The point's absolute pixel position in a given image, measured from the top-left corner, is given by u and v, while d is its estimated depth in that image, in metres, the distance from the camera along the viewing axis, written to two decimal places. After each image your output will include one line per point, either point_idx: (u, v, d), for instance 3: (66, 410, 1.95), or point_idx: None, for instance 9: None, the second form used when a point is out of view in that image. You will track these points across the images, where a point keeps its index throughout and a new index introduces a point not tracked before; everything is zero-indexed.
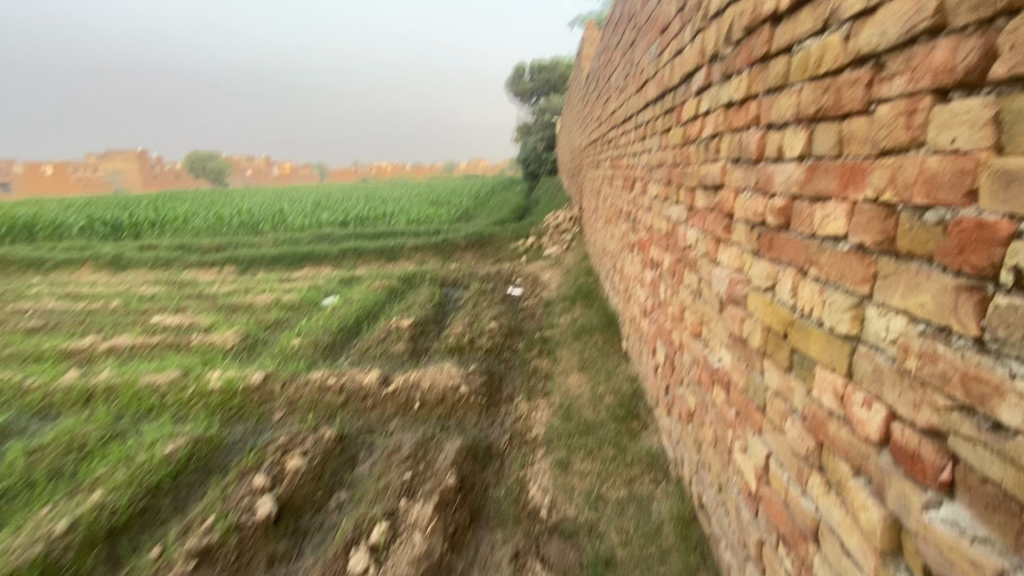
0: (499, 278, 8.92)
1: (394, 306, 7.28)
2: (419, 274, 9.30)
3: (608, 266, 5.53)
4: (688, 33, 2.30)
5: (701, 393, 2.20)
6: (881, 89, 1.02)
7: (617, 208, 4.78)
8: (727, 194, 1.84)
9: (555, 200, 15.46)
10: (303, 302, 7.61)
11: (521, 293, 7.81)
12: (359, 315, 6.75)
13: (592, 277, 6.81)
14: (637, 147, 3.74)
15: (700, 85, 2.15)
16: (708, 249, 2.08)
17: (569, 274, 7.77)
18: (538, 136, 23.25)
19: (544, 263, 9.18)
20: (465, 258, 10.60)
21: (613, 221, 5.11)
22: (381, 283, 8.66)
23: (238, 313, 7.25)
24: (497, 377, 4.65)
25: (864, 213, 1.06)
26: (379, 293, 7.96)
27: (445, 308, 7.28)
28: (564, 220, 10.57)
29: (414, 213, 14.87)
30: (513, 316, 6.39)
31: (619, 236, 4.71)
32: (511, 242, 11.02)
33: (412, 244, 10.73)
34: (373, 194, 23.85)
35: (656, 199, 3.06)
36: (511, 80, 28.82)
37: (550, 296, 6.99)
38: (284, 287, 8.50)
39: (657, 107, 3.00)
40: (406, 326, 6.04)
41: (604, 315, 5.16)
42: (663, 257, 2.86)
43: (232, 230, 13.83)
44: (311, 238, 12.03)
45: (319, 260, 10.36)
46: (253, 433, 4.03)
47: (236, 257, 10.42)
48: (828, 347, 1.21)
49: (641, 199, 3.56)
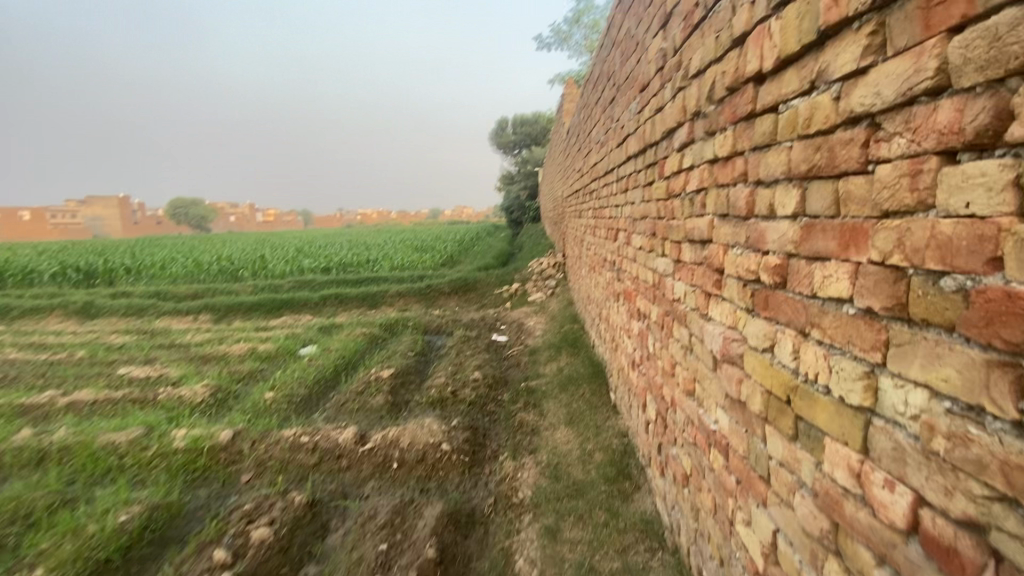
0: (484, 324, 8.79)
1: (375, 355, 7.06)
2: (401, 322, 9.12)
3: (594, 314, 5.47)
4: (668, 91, 2.32)
5: (697, 456, 2.08)
6: (879, 149, 0.98)
7: (601, 257, 4.76)
8: (716, 249, 1.79)
9: (538, 246, 15.58)
10: (280, 351, 7.34)
11: (505, 340, 7.67)
12: (338, 366, 6.52)
13: (577, 324, 6.73)
14: (619, 199, 3.76)
15: (682, 140, 2.15)
16: (698, 304, 2.01)
17: (554, 321, 7.68)
18: (521, 185, 23.74)
19: (528, 309, 9.09)
20: (449, 305, 10.47)
21: (597, 270, 5.08)
22: (362, 331, 8.45)
23: (211, 364, 6.95)
24: (480, 432, 4.45)
25: (871, 276, 1.00)
26: (360, 342, 7.75)
27: (427, 357, 7.09)
28: (548, 266, 10.58)
29: (398, 259, 14.82)
30: (497, 366, 6.23)
31: (604, 285, 4.67)
32: (495, 288, 10.96)
33: (395, 291, 10.59)
34: (357, 239, 23.83)
35: (641, 250, 3.03)
36: (495, 131, 29.71)
37: (534, 344, 6.87)
38: (261, 336, 8.23)
39: (639, 161, 3.02)
40: (386, 377, 5.82)
41: (590, 365, 5.04)
42: (651, 309, 2.80)
43: (211, 277, 13.55)
44: (292, 285, 11.83)
45: (299, 308, 10.13)
46: (217, 498, 3.75)
47: (212, 305, 10.14)
48: (838, 418, 1.11)
49: (625, 250, 3.53)
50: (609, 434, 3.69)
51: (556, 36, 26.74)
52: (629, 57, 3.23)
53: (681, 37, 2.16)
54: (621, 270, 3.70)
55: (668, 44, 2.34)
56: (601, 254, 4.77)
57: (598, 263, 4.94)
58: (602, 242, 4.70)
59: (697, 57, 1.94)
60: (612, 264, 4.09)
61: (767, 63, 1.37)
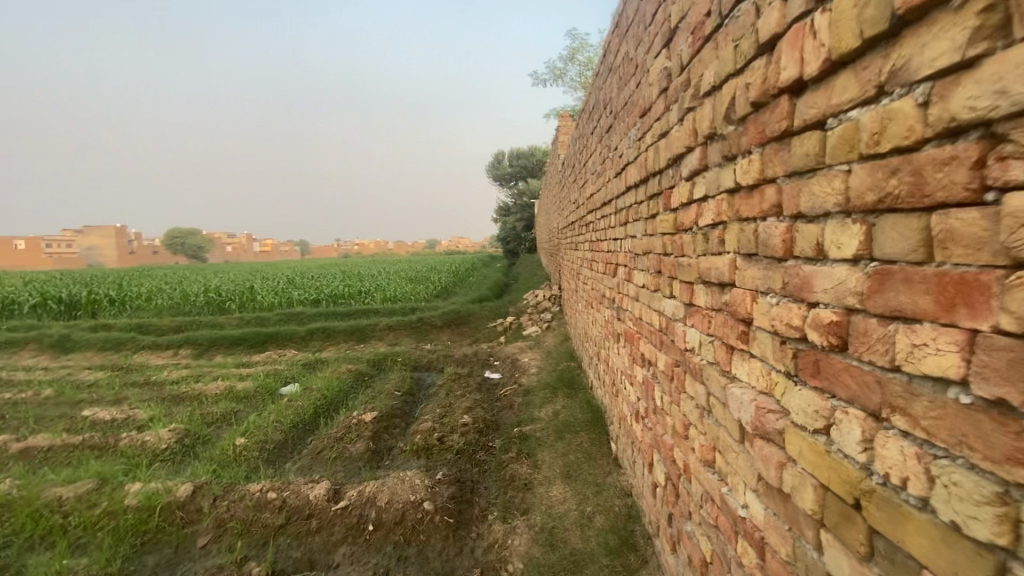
0: (476, 360, 8.40)
1: (360, 395, 6.64)
2: (390, 358, 8.71)
3: (591, 353, 5.12)
4: (674, 113, 2.06)
5: (720, 542, 1.72)
6: (1006, 170, 0.68)
7: (599, 294, 4.45)
8: (741, 295, 1.49)
9: (534, 278, 15.31)
10: (259, 390, 6.92)
11: (498, 378, 7.27)
12: (318, 407, 6.09)
13: (574, 362, 6.36)
14: (618, 232, 3.48)
15: (693, 167, 1.87)
16: (718, 359, 1.69)
17: (549, 357, 7.30)
18: (517, 217, 23.68)
19: (523, 344, 8.72)
20: (441, 339, 10.09)
21: (594, 307, 4.76)
22: (348, 368, 8.05)
23: (183, 405, 6.51)
24: (468, 486, 4.05)
25: (1001, 354, 0.69)
26: (345, 380, 7.33)
27: (415, 397, 6.67)
28: (543, 299, 10.25)
29: (391, 290, 14.48)
30: (488, 408, 5.83)
31: (602, 323, 4.35)
32: (489, 321, 10.60)
33: (385, 325, 10.21)
34: (351, 269, 23.54)
35: (643, 289, 2.72)
36: (491, 164, 29.91)
37: (528, 383, 6.48)
38: (241, 373, 7.80)
39: (641, 192, 2.75)
40: (369, 421, 5.41)
41: (588, 409, 4.67)
42: (657, 356, 2.47)
43: (197, 309, 13.13)
44: (279, 317, 11.43)
45: (285, 342, 9.73)
46: (168, 567, 3.34)
47: (193, 339, 9.72)
48: (947, 550, 0.79)
49: (626, 288, 3.22)
50: (609, 494, 3.31)
51: (551, 71, 27.19)
52: (628, 81, 3.00)
53: (688, 53, 1.90)
54: (621, 310, 3.38)
55: (673, 62, 2.09)
56: (598, 291, 4.46)
57: (596, 300, 4.64)
58: (599, 277, 4.39)
59: (710, 72, 1.67)
60: (611, 303, 3.78)
61: (809, 68, 1.10)
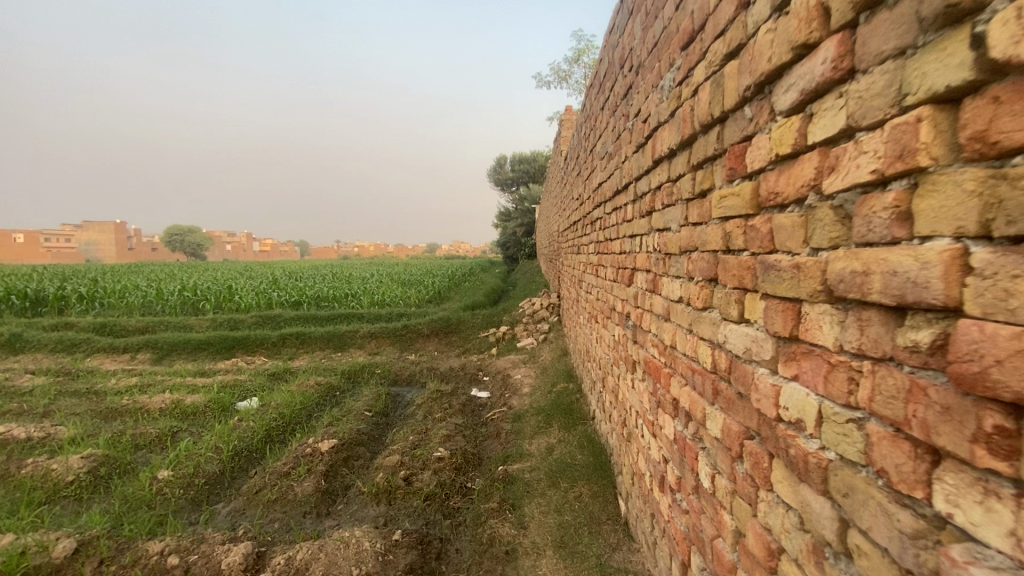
0: (464, 376, 7.47)
1: (323, 416, 5.71)
2: (366, 370, 7.77)
3: (595, 377, 4.21)
4: (762, 2, 1.18)
5: None
6: None
7: (606, 306, 3.57)
8: (997, 340, 0.61)
9: (532, 284, 14.40)
10: (209, 406, 5.97)
11: (486, 399, 6.34)
12: (271, 430, 5.17)
13: (573, 384, 5.46)
14: (636, 225, 2.60)
15: (810, 84, 1.00)
16: (883, 466, 0.81)
17: (545, 376, 6.37)
18: (517, 223, 22.79)
19: (516, 359, 7.78)
20: (427, 349, 9.16)
21: (600, 320, 3.87)
22: (318, 380, 7.13)
23: (118, 421, 5.60)
24: (433, 550, 3.15)
25: None
26: (310, 395, 6.40)
27: (388, 420, 5.73)
28: (540, 308, 9.32)
29: (379, 293, 13.59)
30: (471, 437, 4.90)
31: (609, 344, 3.47)
32: (481, 330, 9.67)
33: (366, 332, 9.30)
34: (343, 271, 22.61)
35: (680, 306, 1.84)
36: (492, 167, 29.13)
37: (519, 406, 5.56)
38: (195, 383, 6.88)
39: (679, 162, 1.88)
40: (325, 452, 4.48)
41: (589, 449, 3.76)
42: (704, 412, 1.59)
43: (169, 308, 12.21)
44: (254, 320, 10.50)
45: (254, 348, 8.79)
46: None
47: (154, 342, 8.79)
48: None
49: (646, 303, 2.34)
50: None
51: (555, 73, 26.32)
52: (659, 10, 2.14)
53: None
54: (639, 331, 2.49)
55: None
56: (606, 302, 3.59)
57: (602, 313, 3.74)
58: (608, 285, 3.51)
59: None
60: (624, 318, 2.89)
61: None
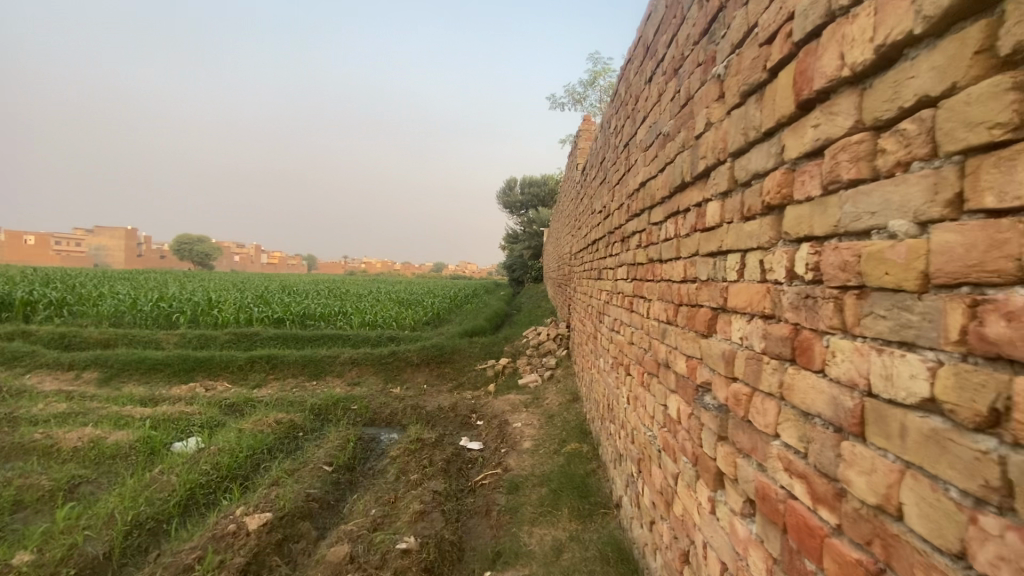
0: (454, 419, 6.26)
1: (271, 470, 4.51)
2: (340, 406, 6.59)
3: (622, 448, 3.08)
4: None
5: None
6: None
7: (648, 355, 2.45)
8: None
9: (539, 311, 13.21)
10: (133, 447, 4.79)
11: (477, 453, 5.13)
12: (195, 489, 3.98)
13: (586, 446, 4.30)
14: (728, 234, 1.51)
15: None
16: None
17: (552, 427, 5.18)
18: (525, 246, 21.77)
19: (517, 400, 6.58)
20: (415, 382, 7.95)
21: (635, 373, 2.75)
22: (281, 416, 5.97)
23: (14, 465, 4.43)
24: None
25: None
26: (264, 436, 5.23)
27: (352, 479, 4.54)
28: (547, 339, 8.12)
29: (372, 312, 12.47)
30: (450, 513, 3.72)
31: (653, 415, 2.34)
32: (479, 361, 8.46)
33: (347, 356, 8.12)
34: (342, 288, 21.40)
35: (930, 422, 0.73)
36: (502, 189, 28.37)
37: (518, 469, 4.38)
38: (132, 413, 5.71)
39: (916, 70, 0.79)
40: (252, 532, 3.29)
41: (616, 567, 2.60)
42: None
43: (141, 318, 11.10)
44: (227, 337, 9.36)
45: (216, 372, 7.62)
46: None
47: (104, 359, 7.66)
48: None
49: (764, 377, 1.23)
50: None
51: (570, 95, 25.55)
52: None
53: None
54: (737, 425, 1.37)
55: None
56: (647, 350, 2.48)
57: (640, 366, 2.64)
58: (653, 328, 2.39)
59: None
60: (692, 388, 1.77)
61: None
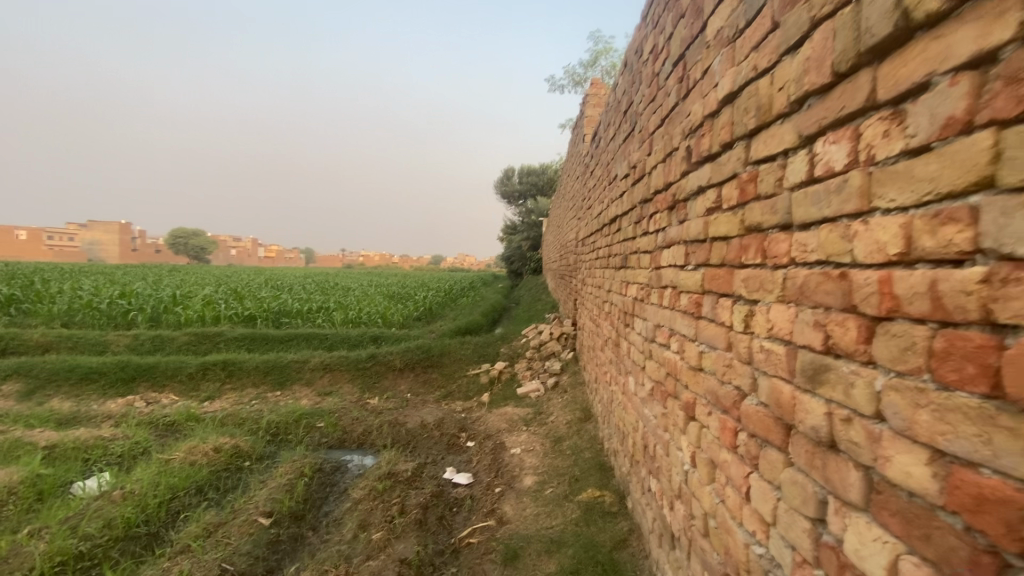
0: (438, 441, 5.13)
1: (189, 524, 3.38)
2: (302, 425, 5.45)
3: (678, 531, 1.97)
4: None
5: None
6: None
7: (756, 403, 1.34)
8: None
9: (540, 305, 12.02)
10: (14, 491, 3.65)
11: (464, 491, 4.01)
12: (67, 565, 2.90)
13: (610, 495, 3.17)
14: None
15: None
16: None
17: (559, 457, 4.06)
18: (524, 237, 20.56)
19: (515, 415, 5.45)
20: (397, 391, 6.82)
21: (712, 423, 1.64)
22: (224, 439, 4.83)
23: None
24: None
25: None
26: (193, 472, 4.11)
27: (297, 535, 3.42)
28: (550, 339, 6.97)
29: (356, 307, 11.30)
30: None
31: (769, 524, 1.24)
32: (472, 366, 7.30)
33: (318, 361, 6.96)
34: (329, 281, 20.06)
35: None
36: (499, 179, 27.12)
37: (516, 523, 3.26)
38: (36, 441, 4.57)
39: None
40: None
41: None
42: None
43: (95, 318, 9.91)
44: (185, 338, 8.20)
45: (162, 382, 6.46)
46: None
47: (28, 367, 6.47)
48: None
49: None
50: None
51: (570, 76, 24.31)
52: None
53: None
54: None
55: None
56: (753, 397, 1.36)
57: (725, 418, 1.52)
58: (769, 357, 1.27)
59: None
60: (985, 551, 0.67)
61: None
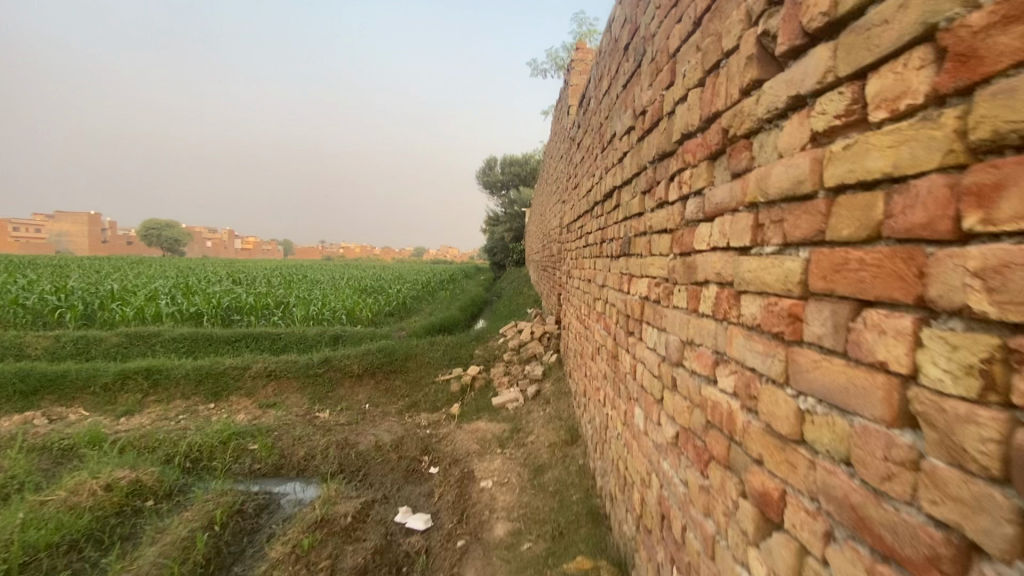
0: (394, 467, 4.25)
1: None
2: (231, 448, 4.51)
3: None
4: None
5: None
6: None
7: None
8: None
9: (522, 300, 11.16)
10: None
11: (418, 541, 3.14)
12: None
13: (607, 566, 2.34)
14: None
15: None
16: None
17: (539, 496, 3.22)
18: (506, 228, 19.64)
19: (489, 432, 4.58)
20: (354, 401, 5.91)
21: (839, 565, 0.81)
22: (123, 469, 3.87)
23: None
24: None
25: None
26: (63, 523, 3.15)
27: None
28: (530, 340, 6.13)
29: (320, 303, 10.29)
30: None
31: None
32: (442, 371, 6.40)
33: (262, 368, 5.99)
34: (299, 274, 18.87)
35: None
36: (481, 169, 26.10)
37: None
38: None
39: None
40: None
41: None
42: None
43: (16, 316, 8.73)
44: (111, 340, 7.12)
45: (71, 395, 5.44)
46: None
47: None
48: None
49: None
50: None
51: (552, 62, 23.37)
52: None
53: None
54: None
55: None
56: None
57: None
58: None
59: None
60: None
61: None
